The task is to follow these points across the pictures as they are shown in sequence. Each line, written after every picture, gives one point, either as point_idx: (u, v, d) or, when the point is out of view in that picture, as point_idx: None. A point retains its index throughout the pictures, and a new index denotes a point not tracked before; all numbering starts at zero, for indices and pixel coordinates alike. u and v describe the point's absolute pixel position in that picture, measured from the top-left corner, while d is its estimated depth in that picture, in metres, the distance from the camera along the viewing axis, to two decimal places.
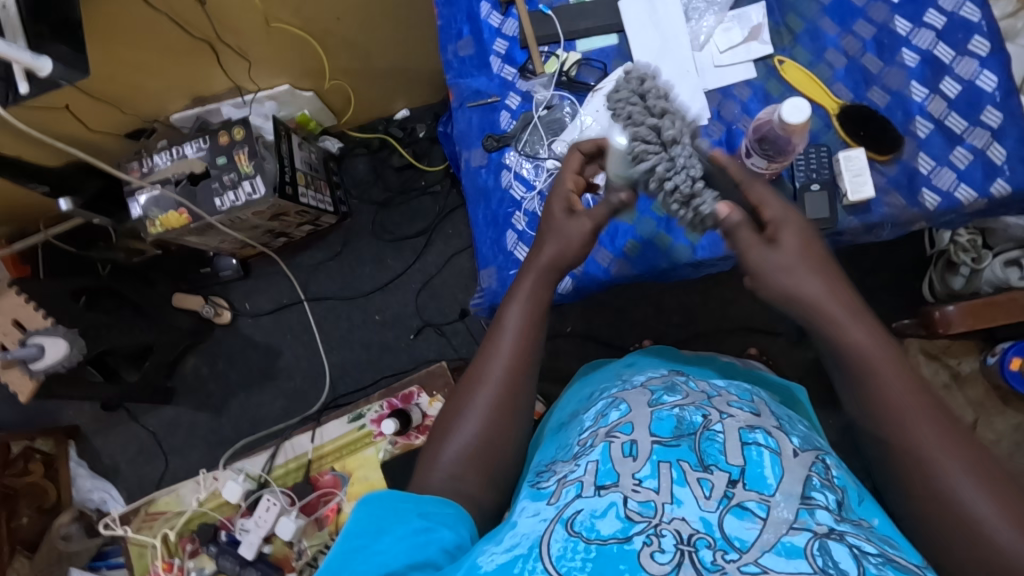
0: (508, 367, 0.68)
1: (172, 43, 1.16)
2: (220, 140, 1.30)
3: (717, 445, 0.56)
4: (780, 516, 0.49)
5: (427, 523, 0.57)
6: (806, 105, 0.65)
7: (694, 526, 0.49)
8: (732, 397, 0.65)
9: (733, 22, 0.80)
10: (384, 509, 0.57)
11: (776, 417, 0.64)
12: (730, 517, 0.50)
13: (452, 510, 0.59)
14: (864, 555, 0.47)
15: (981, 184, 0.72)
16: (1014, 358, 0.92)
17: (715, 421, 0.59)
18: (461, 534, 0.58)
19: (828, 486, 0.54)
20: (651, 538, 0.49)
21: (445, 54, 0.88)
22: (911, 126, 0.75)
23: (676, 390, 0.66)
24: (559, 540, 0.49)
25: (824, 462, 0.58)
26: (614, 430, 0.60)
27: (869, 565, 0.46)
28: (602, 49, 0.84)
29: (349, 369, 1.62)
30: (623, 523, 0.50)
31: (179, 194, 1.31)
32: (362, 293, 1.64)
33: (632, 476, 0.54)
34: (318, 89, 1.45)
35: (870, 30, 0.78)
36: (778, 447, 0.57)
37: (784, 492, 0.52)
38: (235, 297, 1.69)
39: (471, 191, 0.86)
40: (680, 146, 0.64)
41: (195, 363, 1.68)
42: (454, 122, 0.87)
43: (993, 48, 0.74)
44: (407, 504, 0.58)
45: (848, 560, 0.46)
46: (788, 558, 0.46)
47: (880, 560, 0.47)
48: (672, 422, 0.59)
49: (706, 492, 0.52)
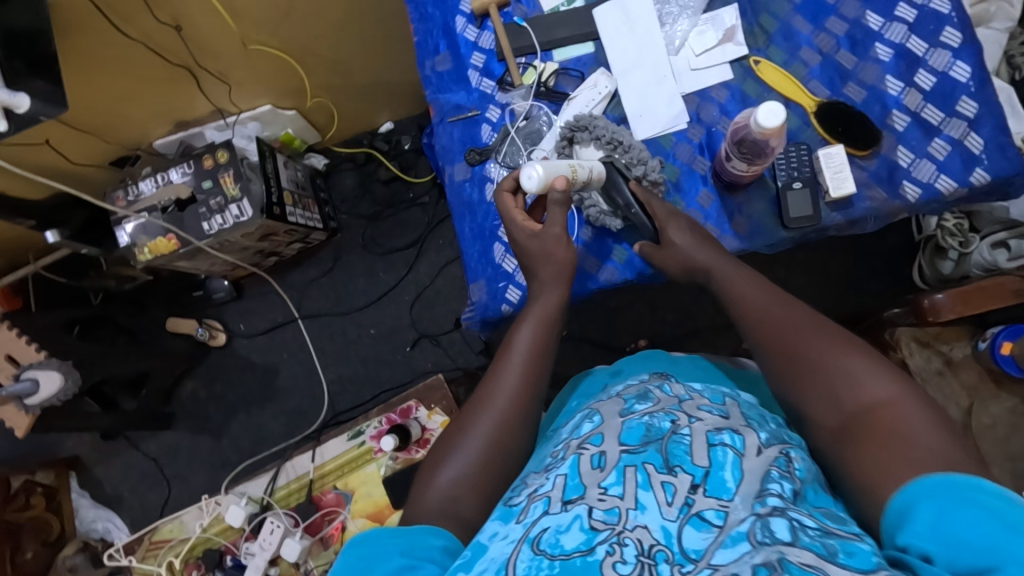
0: (513, 389, 0.69)
1: (148, 70, 1.15)
2: (204, 164, 1.31)
3: (683, 446, 0.57)
4: (736, 519, 0.50)
5: (410, 559, 0.55)
6: (780, 108, 0.63)
7: (655, 535, 0.50)
8: (703, 401, 0.65)
9: (707, 25, 0.77)
10: (370, 548, 0.56)
11: (745, 418, 0.64)
12: (689, 528, 0.50)
13: (438, 543, 0.58)
14: (802, 528, 0.49)
15: (960, 173, 0.69)
16: (1005, 342, 0.91)
17: (683, 426, 0.59)
18: (443, 564, 0.56)
19: (787, 476, 0.55)
20: (613, 547, 0.49)
21: (423, 70, 0.88)
22: (887, 120, 0.72)
23: (647, 397, 0.66)
24: (526, 559, 0.50)
25: (788, 456, 0.58)
26: (585, 441, 0.60)
27: (805, 536, 0.48)
28: (579, 58, 0.82)
29: (347, 384, 1.62)
30: (587, 535, 0.50)
31: (166, 220, 1.32)
32: (357, 308, 1.64)
33: (598, 485, 0.54)
34: (300, 107, 1.45)
35: (842, 26, 0.74)
36: (743, 447, 0.57)
37: (743, 494, 0.52)
38: (230, 319, 1.69)
39: (456, 206, 0.86)
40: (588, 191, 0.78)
41: (193, 387, 1.68)
42: (436, 137, 0.87)
43: (965, 38, 0.71)
44: (394, 541, 0.57)
45: (785, 531, 0.49)
46: (733, 547, 0.48)
47: (818, 533, 0.49)
48: (641, 429, 0.59)
49: (668, 498, 0.52)
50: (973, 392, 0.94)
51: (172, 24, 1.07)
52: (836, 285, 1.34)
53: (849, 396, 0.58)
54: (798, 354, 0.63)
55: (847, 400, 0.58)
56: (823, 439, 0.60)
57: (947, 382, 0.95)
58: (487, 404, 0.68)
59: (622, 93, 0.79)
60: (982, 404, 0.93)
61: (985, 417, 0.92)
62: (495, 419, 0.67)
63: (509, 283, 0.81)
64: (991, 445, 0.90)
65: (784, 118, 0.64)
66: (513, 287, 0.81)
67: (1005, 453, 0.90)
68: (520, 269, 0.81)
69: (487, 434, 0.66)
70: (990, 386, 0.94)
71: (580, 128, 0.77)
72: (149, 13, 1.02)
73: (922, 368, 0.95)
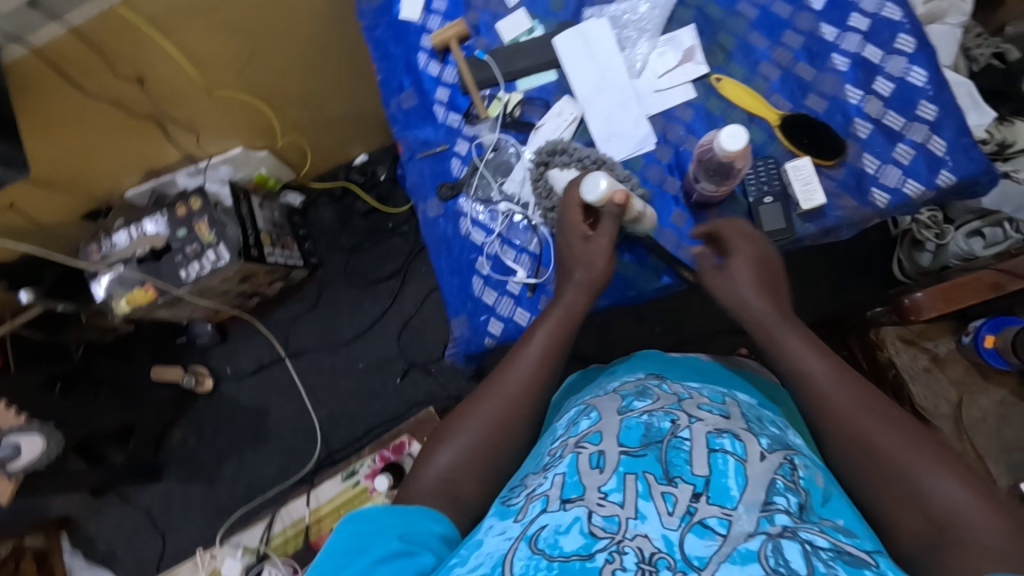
0: (524, 384, 0.67)
1: (113, 124, 1.14)
2: (177, 212, 1.31)
3: (683, 454, 0.56)
4: (740, 531, 0.49)
5: (407, 546, 0.55)
6: (743, 132, 0.65)
7: (656, 544, 0.49)
8: (704, 400, 0.65)
9: (666, 46, 0.78)
10: (368, 525, 0.56)
11: (746, 419, 0.63)
12: (691, 536, 0.49)
13: (436, 529, 0.58)
14: (815, 551, 0.47)
15: (927, 177, 0.70)
16: (988, 335, 0.91)
17: (682, 427, 0.59)
18: (439, 554, 0.56)
19: (791, 488, 0.54)
20: (613, 555, 0.48)
21: (388, 108, 0.88)
22: (851, 129, 0.72)
23: (647, 394, 0.65)
24: (523, 557, 0.49)
25: (791, 463, 0.57)
26: (583, 440, 0.60)
27: (818, 562, 0.47)
28: (542, 86, 0.82)
29: (339, 421, 1.60)
30: (586, 539, 0.49)
31: (142, 271, 1.30)
32: (344, 342, 1.62)
33: (597, 489, 0.53)
34: (272, 147, 1.45)
35: (799, 39, 0.75)
36: (745, 453, 0.56)
37: (747, 503, 0.51)
38: (216, 363, 1.67)
39: (432, 241, 0.85)
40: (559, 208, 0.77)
41: (182, 435, 1.65)
42: (407, 174, 0.87)
43: (919, 43, 0.72)
44: (392, 521, 0.57)
45: (799, 560, 0.47)
46: (743, 564, 0.47)
47: (830, 555, 0.47)
48: (640, 430, 0.59)
49: (669, 507, 0.51)
50: (961, 386, 0.94)
51: (134, 77, 1.05)
52: (819, 284, 1.35)
53: (927, 504, 0.53)
54: (868, 446, 0.57)
55: (928, 505, 0.53)
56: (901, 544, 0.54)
57: (935, 378, 0.95)
58: (499, 393, 0.66)
59: (588, 118, 0.79)
60: (972, 397, 0.93)
61: (975, 410, 0.92)
62: (505, 407, 0.65)
63: (490, 316, 0.80)
64: (984, 438, 0.90)
65: (746, 142, 0.66)
66: (494, 319, 0.80)
67: (998, 444, 0.90)
68: (500, 301, 0.80)
69: (494, 428, 0.65)
70: (978, 378, 0.94)
71: (558, 151, 0.77)
72: (107, 67, 1.00)
73: (910, 366, 0.95)
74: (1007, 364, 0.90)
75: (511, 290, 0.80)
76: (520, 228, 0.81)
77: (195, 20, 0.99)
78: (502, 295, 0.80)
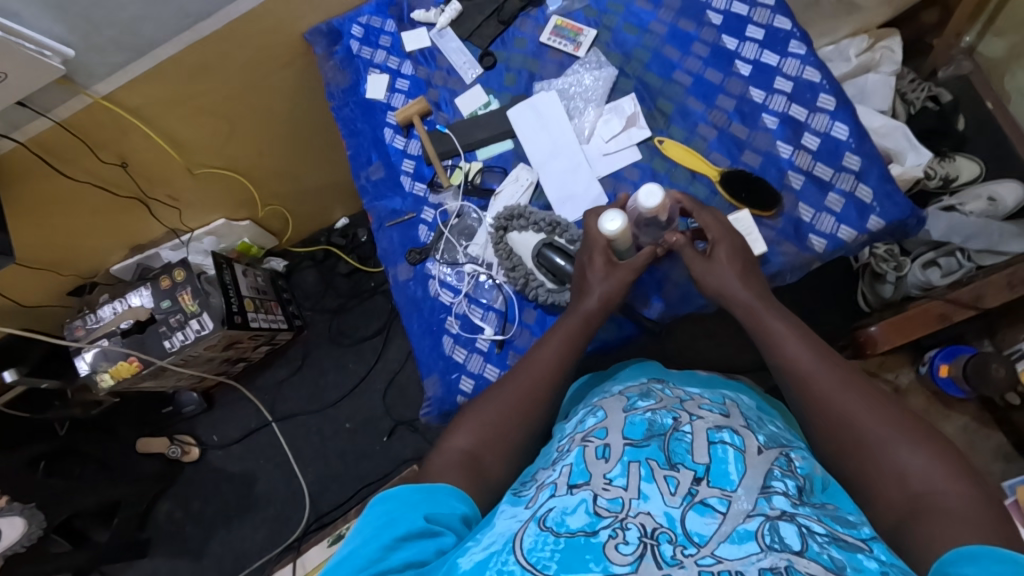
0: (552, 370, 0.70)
1: (101, 206, 1.19)
2: (162, 284, 1.33)
3: (684, 444, 0.56)
4: (740, 509, 0.50)
5: (432, 526, 0.55)
6: (655, 189, 0.71)
7: (658, 520, 0.49)
8: (704, 401, 0.66)
9: (611, 113, 0.84)
10: (396, 504, 0.56)
11: (745, 418, 0.64)
12: (692, 514, 0.50)
13: (459, 509, 0.58)
14: (811, 534, 0.48)
15: (858, 222, 0.75)
16: (942, 365, 0.95)
17: (685, 423, 0.59)
18: (461, 535, 0.56)
19: (788, 476, 0.55)
20: (616, 531, 0.48)
21: (358, 180, 0.93)
22: (785, 181, 0.78)
23: (650, 395, 0.66)
24: (531, 534, 0.50)
25: (787, 457, 0.58)
26: (589, 435, 0.60)
27: (813, 542, 0.47)
28: (500, 155, 0.88)
29: (327, 484, 1.58)
30: (591, 518, 0.50)
31: (127, 345, 1.32)
32: (330, 403, 1.63)
33: (603, 475, 0.54)
34: (255, 217, 1.50)
35: (731, 102, 0.82)
36: (743, 445, 0.57)
37: (746, 486, 0.52)
38: (202, 431, 1.67)
39: (403, 304, 0.89)
40: (519, 268, 0.81)
41: (168, 508, 1.63)
42: (377, 242, 0.91)
43: (839, 102, 0.79)
44: (419, 500, 0.57)
45: (794, 537, 0.47)
46: (740, 544, 0.47)
47: (825, 540, 0.48)
48: (643, 425, 0.59)
49: (671, 489, 0.51)
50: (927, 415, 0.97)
51: (117, 162, 1.11)
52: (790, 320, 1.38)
53: (902, 480, 0.55)
54: (847, 431, 0.60)
55: (904, 482, 0.55)
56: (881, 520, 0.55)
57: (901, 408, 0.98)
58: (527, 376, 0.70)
59: (543, 182, 0.84)
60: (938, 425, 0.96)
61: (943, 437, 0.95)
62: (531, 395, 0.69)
63: (461, 374, 0.83)
64: None
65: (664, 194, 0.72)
66: (465, 377, 0.83)
67: None
68: (470, 358, 0.83)
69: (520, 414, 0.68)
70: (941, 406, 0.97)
71: (515, 217, 0.82)
72: (92, 154, 1.06)
73: None
74: (962, 391, 0.94)
75: (480, 347, 0.83)
76: (486, 287, 0.85)
77: (175, 107, 1.06)
78: (472, 352, 0.83)
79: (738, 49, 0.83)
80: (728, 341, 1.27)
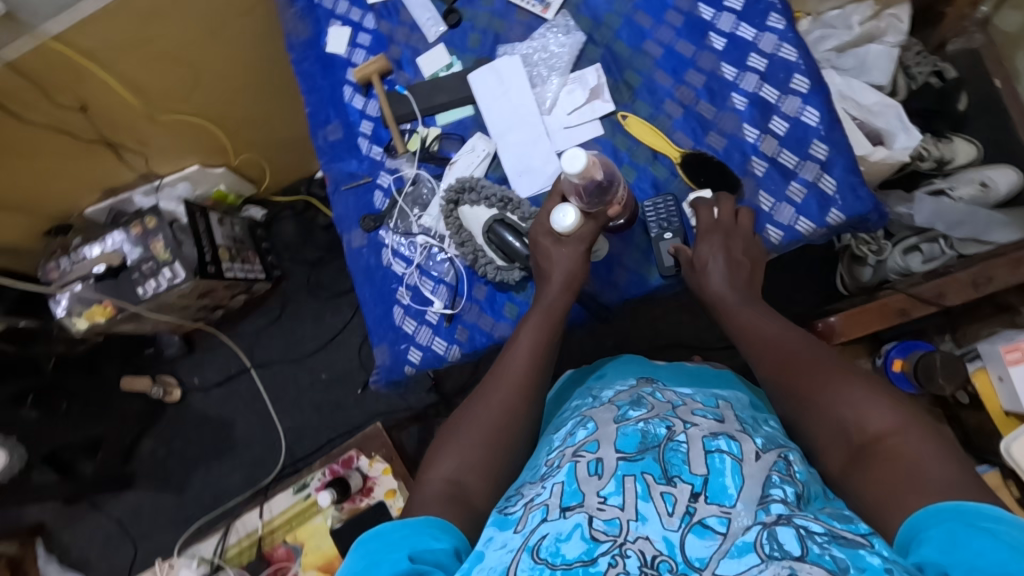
0: (523, 366, 0.68)
1: (65, 147, 1.17)
2: (134, 230, 1.32)
3: (681, 455, 0.53)
4: (740, 527, 0.46)
5: (417, 564, 0.49)
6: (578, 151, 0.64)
7: (657, 546, 0.46)
8: (697, 404, 0.61)
9: (575, 84, 0.80)
10: (379, 545, 0.51)
11: (741, 421, 0.60)
12: (691, 537, 0.46)
13: (445, 545, 0.52)
14: (810, 535, 0.45)
15: (818, 215, 0.73)
16: (897, 359, 0.95)
17: (679, 432, 0.55)
18: (449, 571, 0.50)
19: (787, 480, 0.52)
20: (616, 558, 0.45)
21: (315, 140, 0.90)
22: (748, 167, 0.75)
23: (642, 403, 0.60)
24: (526, 569, 0.46)
25: (786, 459, 0.54)
26: (580, 449, 0.56)
27: (812, 544, 0.44)
28: (459, 121, 0.85)
29: (303, 431, 1.63)
30: (587, 545, 0.47)
31: (100, 290, 1.32)
32: (307, 353, 1.65)
33: (596, 494, 0.50)
34: (229, 163, 1.45)
35: (700, 78, 0.78)
36: (741, 452, 0.53)
37: (745, 500, 0.49)
38: (184, 373, 1.70)
39: (357, 272, 0.88)
40: (469, 244, 0.80)
41: (152, 445, 1.68)
42: (333, 206, 0.89)
43: (813, 84, 0.75)
44: (401, 538, 0.52)
45: (793, 541, 0.44)
46: (739, 557, 0.44)
47: (826, 538, 0.45)
48: (637, 437, 0.55)
49: (668, 508, 0.48)
50: None
51: (76, 105, 1.08)
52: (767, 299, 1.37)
53: (856, 428, 0.56)
54: (799, 398, 0.60)
55: (853, 429, 0.56)
56: (833, 469, 0.56)
57: None
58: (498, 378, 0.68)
59: (500, 154, 0.82)
60: None
61: None
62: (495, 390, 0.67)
63: (409, 345, 0.82)
64: None
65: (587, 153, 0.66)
66: (414, 348, 0.82)
67: None
68: (419, 330, 0.82)
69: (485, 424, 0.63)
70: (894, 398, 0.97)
71: (467, 189, 0.80)
72: (46, 97, 1.04)
73: None
74: (914, 386, 0.93)
75: (430, 319, 0.82)
76: (438, 258, 0.83)
77: (132, 50, 1.02)
78: (421, 324, 0.83)
79: (714, 20, 0.78)
80: (702, 317, 1.25)
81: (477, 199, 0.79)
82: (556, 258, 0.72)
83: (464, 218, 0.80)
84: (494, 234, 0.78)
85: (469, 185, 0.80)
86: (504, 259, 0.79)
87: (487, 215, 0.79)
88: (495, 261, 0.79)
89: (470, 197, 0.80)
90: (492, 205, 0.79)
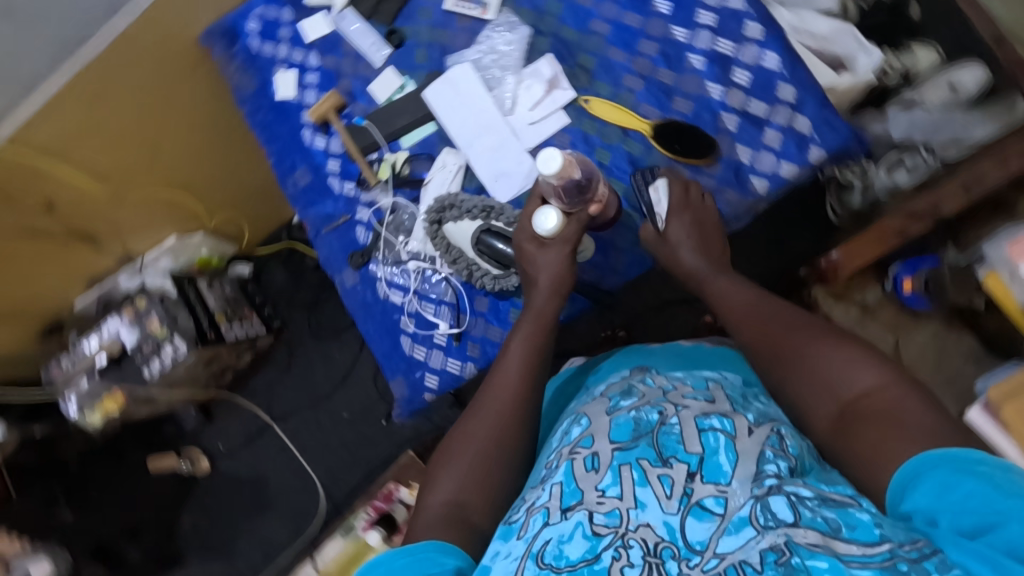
0: (511, 378, 0.64)
1: (40, 248, 1.17)
2: (127, 314, 1.30)
3: (674, 436, 0.52)
4: (737, 505, 0.46)
5: None
6: (551, 153, 0.64)
7: (659, 532, 0.46)
8: (687, 388, 0.59)
9: (531, 79, 0.80)
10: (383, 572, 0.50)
11: (733, 401, 0.58)
12: (691, 519, 0.46)
13: (450, 562, 0.50)
14: (801, 501, 0.46)
15: (798, 156, 0.74)
16: (907, 280, 0.96)
17: (671, 414, 0.54)
18: None
19: (780, 455, 0.51)
20: (619, 551, 0.46)
21: (287, 189, 0.89)
22: (719, 124, 0.76)
23: (632, 392, 0.59)
24: None
25: (779, 433, 0.53)
26: (576, 445, 0.55)
27: (804, 509, 0.45)
28: (424, 140, 0.84)
29: (338, 475, 1.55)
30: (590, 541, 0.47)
31: (104, 381, 1.31)
32: (325, 394, 1.57)
33: (595, 488, 0.50)
34: (206, 226, 1.41)
35: (654, 46, 0.79)
36: (734, 429, 0.52)
37: (740, 477, 0.48)
38: (208, 442, 1.60)
39: (356, 309, 0.87)
40: (460, 261, 0.79)
41: (191, 520, 1.56)
42: (318, 249, 0.88)
43: (766, 29, 0.75)
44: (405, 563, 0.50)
45: (786, 509, 0.45)
46: (737, 533, 0.45)
47: (817, 502, 0.46)
48: (630, 425, 0.54)
49: (666, 491, 0.48)
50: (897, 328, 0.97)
51: (40, 205, 1.08)
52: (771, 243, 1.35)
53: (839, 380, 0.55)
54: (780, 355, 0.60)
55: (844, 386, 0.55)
56: (816, 432, 0.55)
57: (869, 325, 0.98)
58: (484, 393, 0.64)
59: (471, 163, 0.81)
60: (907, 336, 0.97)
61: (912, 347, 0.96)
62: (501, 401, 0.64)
63: (424, 371, 0.82)
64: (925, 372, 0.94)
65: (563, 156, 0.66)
66: (429, 373, 0.82)
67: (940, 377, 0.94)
68: (431, 355, 0.82)
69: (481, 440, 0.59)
70: (909, 318, 0.97)
71: (447, 207, 0.79)
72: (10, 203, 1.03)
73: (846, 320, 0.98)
74: (927, 304, 0.96)
75: (439, 341, 0.81)
76: (433, 281, 0.82)
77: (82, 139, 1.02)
78: (431, 348, 0.82)
79: None
80: None
81: (459, 215, 0.78)
82: (542, 262, 0.71)
83: (450, 236, 0.79)
84: (483, 246, 0.77)
85: (448, 203, 0.79)
86: (500, 268, 0.78)
87: (473, 227, 0.77)
88: (492, 272, 0.78)
89: (453, 213, 0.79)
90: (476, 217, 0.78)
